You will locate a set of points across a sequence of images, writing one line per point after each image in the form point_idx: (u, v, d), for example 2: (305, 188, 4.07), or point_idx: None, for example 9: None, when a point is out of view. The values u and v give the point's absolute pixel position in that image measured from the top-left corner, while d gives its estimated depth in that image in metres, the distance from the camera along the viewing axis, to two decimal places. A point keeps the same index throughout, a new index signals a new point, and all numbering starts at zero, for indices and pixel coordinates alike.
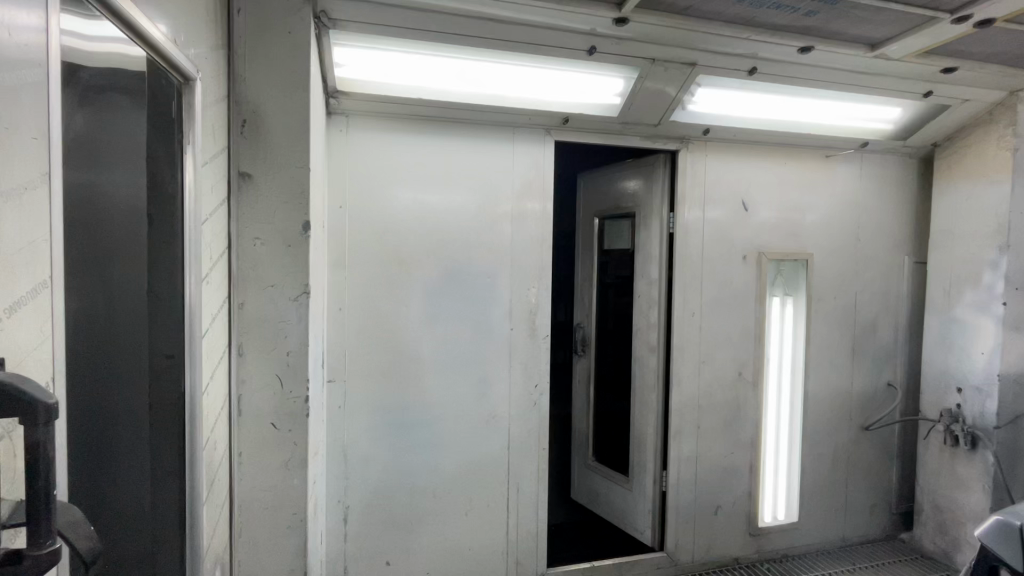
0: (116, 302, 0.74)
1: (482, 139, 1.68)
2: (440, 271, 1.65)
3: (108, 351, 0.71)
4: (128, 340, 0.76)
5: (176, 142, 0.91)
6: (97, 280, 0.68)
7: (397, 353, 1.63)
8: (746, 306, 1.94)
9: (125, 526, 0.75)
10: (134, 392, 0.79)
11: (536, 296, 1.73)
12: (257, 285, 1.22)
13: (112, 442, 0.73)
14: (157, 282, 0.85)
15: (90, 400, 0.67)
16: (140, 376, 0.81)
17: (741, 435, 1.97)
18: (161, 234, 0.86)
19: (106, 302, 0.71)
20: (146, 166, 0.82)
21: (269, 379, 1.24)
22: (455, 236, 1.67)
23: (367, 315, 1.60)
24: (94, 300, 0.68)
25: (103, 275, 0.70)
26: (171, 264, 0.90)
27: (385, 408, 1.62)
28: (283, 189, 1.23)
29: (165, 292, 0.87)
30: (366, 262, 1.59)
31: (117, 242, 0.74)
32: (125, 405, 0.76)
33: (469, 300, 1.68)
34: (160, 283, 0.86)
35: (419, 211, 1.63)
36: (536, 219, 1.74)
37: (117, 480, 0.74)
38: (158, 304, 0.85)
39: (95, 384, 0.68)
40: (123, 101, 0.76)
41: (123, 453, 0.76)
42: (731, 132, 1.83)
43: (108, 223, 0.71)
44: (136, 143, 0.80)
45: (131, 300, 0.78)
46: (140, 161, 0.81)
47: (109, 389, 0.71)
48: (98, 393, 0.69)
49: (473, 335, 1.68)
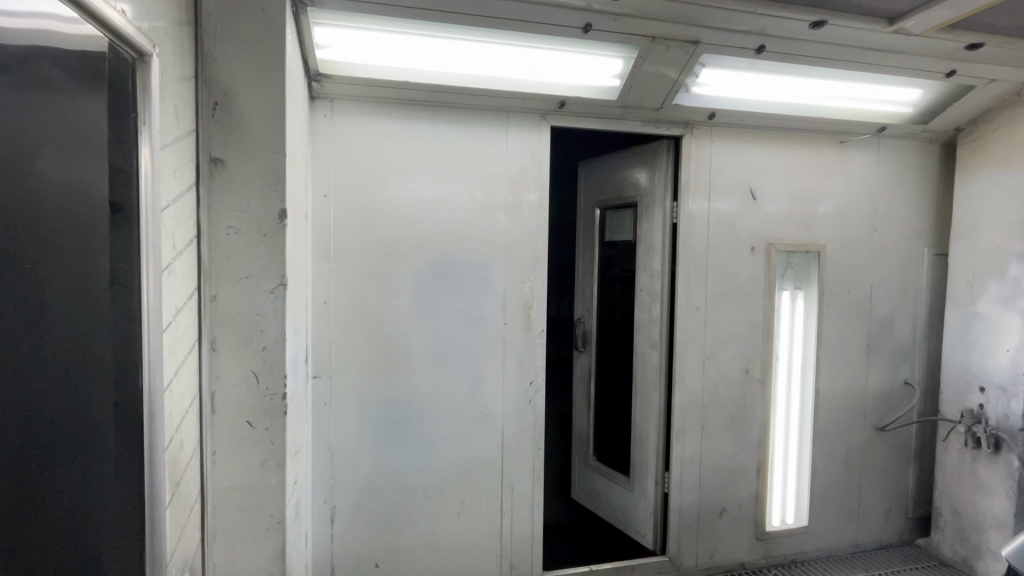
0: (60, 295, 0.67)
1: (474, 125, 1.60)
2: (430, 263, 1.58)
3: (52, 347, 0.65)
4: (81, 335, 0.71)
5: (131, 121, 0.84)
6: (33, 270, 0.62)
7: (385, 348, 1.56)
8: (754, 299, 1.84)
9: (77, 534, 0.70)
10: (96, 389, 0.74)
11: (531, 290, 1.66)
12: (230, 277, 1.16)
13: (61, 446, 0.67)
14: (116, 272, 0.79)
15: (28, 401, 0.61)
16: (103, 372, 0.76)
17: (748, 435, 1.88)
18: (121, 223, 0.80)
19: (48, 294, 0.65)
20: (100, 148, 0.75)
21: (245, 376, 1.18)
22: (446, 227, 1.59)
23: (353, 309, 1.54)
24: (35, 291, 0.62)
25: (44, 264, 0.64)
26: (135, 254, 0.84)
27: (374, 406, 1.56)
28: (258, 176, 1.16)
29: (124, 283, 0.81)
30: (352, 253, 1.53)
31: (60, 230, 0.67)
32: (82, 404, 0.71)
33: (461, 294, 1.61)
34: (123, 275, 0.81)
35: (407, 202, 1.56)
36: (531, 209, 1.65)
37: (70, 486, 0.68)
38: (116, 297, 0.79)
39: (34, 384, 0.62)
40: (68, 82, 0.69)
41: (78, 455, 0.71)
42: (738, 115, 1.73)
43: (48, 208, 0.65)
44: (87, 126, 0.73)
45: (88, 293, 0.72)
46: (93, 142, 0.74)
47: (54, 389, 0.65)
48: (38, 395, 0.62)
49: (465, 331, 1.62)
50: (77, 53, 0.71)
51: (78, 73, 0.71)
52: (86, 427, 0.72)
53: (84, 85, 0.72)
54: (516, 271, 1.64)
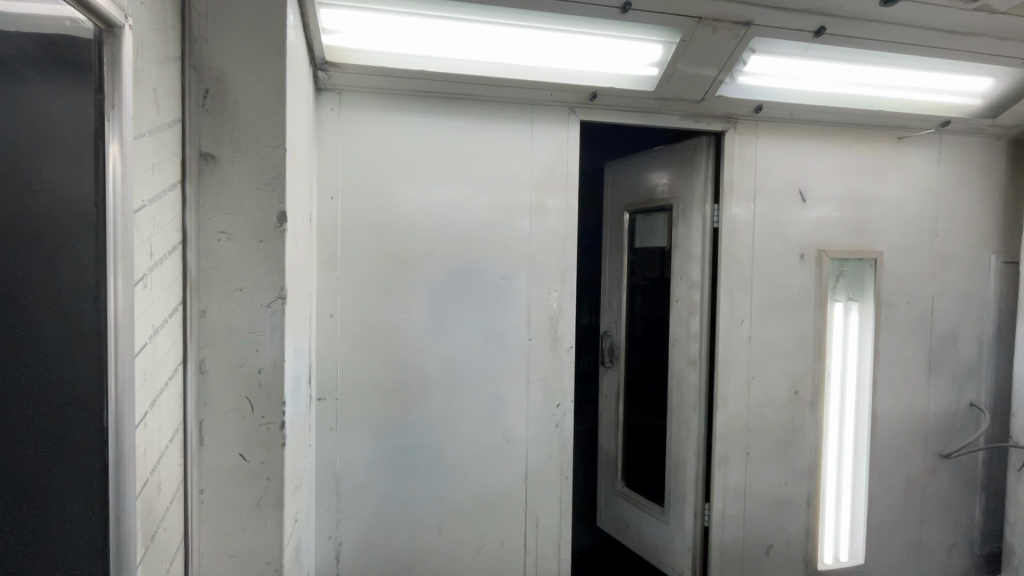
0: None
1: (495, 119, 1.44)
2: (446, 273, 1.43)
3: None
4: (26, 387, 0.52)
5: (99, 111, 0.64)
6: None
7: (397, 367, 1.41)
8: (804, 312, 1.66)
9: None
10: (57, 448, 0.57)
11: (557, 302, 1.49)
12: (222, 289, 1.02)
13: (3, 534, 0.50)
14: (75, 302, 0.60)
15: None
16: (85, 413, 0.62)
17: (797, 462, 1.69)
18: (86, 239, 0.62)
19: None
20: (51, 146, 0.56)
21: (237, 402, 1.03)
22: (464, 232, 1.44)
23: (361, 323, 1.39)
24: None
25: None
26: (103, 274, 0.65)
27: (384, 431, 1.41)
28: (255, 173, 1.02)
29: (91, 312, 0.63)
30: (361, 262, 1.38)
31: None
32: (57, 460, 0.57)
33: (480, 307, 1.45)
34: (84, 305, 0.62)
35: (421, 205, 1.41)
36: (558, 212, 1.49)
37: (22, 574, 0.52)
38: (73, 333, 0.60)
39: None
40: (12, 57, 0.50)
41: (50, 523, 0.56)
42: (788, 108, 1.56)
43: None
44: (36, 117, 0.54)
45: (54, 319, 0.56)
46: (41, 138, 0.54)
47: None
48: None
49: (485, 349, 1.46)
50: (46, 20, 0.55)
51: (48, 46, 0.56)
52: (59, 488, 0.57)
53: (41, 65, 0.55)
54: (543, 281, 1.48)
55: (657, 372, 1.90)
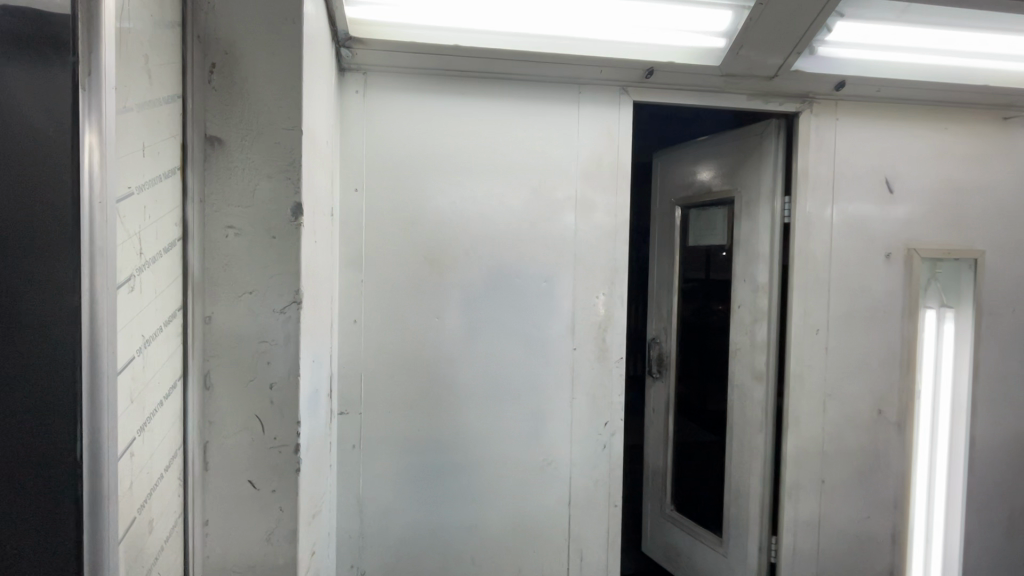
0: None
1: (537, 101, 1.28)
2: (480, 274, 1.28)
3: None
4: None
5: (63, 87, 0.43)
6: None
7: (426, 378, 1.27)
8: (890, 320, 1.44)
9: None
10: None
11: (605, 307, 1.32)
12: (229, 292, 0.89)
13: None
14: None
15: None
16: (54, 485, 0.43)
17: (881, 492, 1.47)
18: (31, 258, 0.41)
19: None
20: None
21: (246, 421, 0.90)
22: (500, 228, 1.28)
23: (387, 330, 1.25)
24: None
25: None
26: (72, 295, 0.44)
27: (411, 450, 1.26)
28: (268, 161, 0.89)
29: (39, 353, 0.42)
30: (386, 262, 1.24)
31: None
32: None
33: (518, 313, 1.29)
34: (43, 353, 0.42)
35: (453, 198, 1.26)
36: (607, 205, 1.31)
37: None
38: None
39: None
40: None
41: None
42: (875, 85, 1.34)
43: None
44: None
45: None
46: None
47: None
48: None
49: (524, 360, 1.30)
50: None
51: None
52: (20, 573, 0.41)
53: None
54: (589, 283, 1.31)
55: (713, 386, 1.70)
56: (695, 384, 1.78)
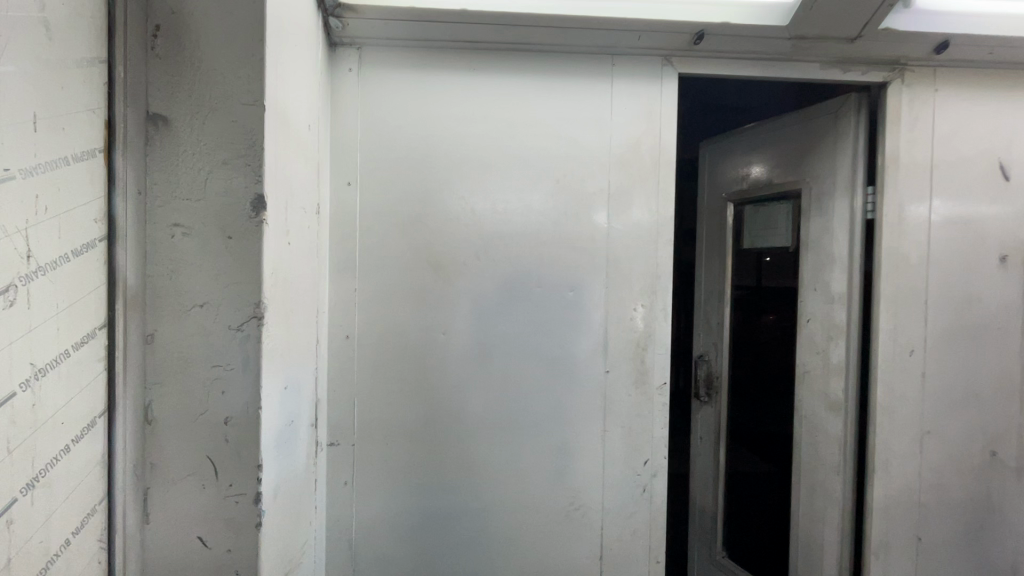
0: None
1: (562, 77, 1.08)
2: (493, 281, 1.08)
3: None
4: None
5: None
6: None
7: (430, 405, 1.08)
8: (1006, 339, 1.15)
9: None
10: None
11: (643, 322, 1.09)
12: (175, 305, 0.72)
13: None
14: None
15: None
16: None
17: (994, 555, 1.18)
18: None
19: None
20: None
21: (195, 464, 0.73)
22: (517, 228, 1.08)
23: (385, 347, 1.07)
24: None
25: None
26: None
27: (412, 489, 1.07)
28: (223, 142, 0.72)
29: None
30: (384, 266, 1.06)
31: None
32: None
33: (539, 328, 1.09)
34: None
35: (461, 192, 1.07)
36: (645, 200, 1.09)
37: None
38: None
39: None
40: None
41: None
42: (988, 46, 1.07)
43: None
44: None
45: None
46: None
47: None
48: None
49: (546, 384, 1.09)
50: None
51: None
52: None
53: None
54: (625, 294, 1.09)
55: (774, 413, 1.44)
56: (751, 410, 1.52)
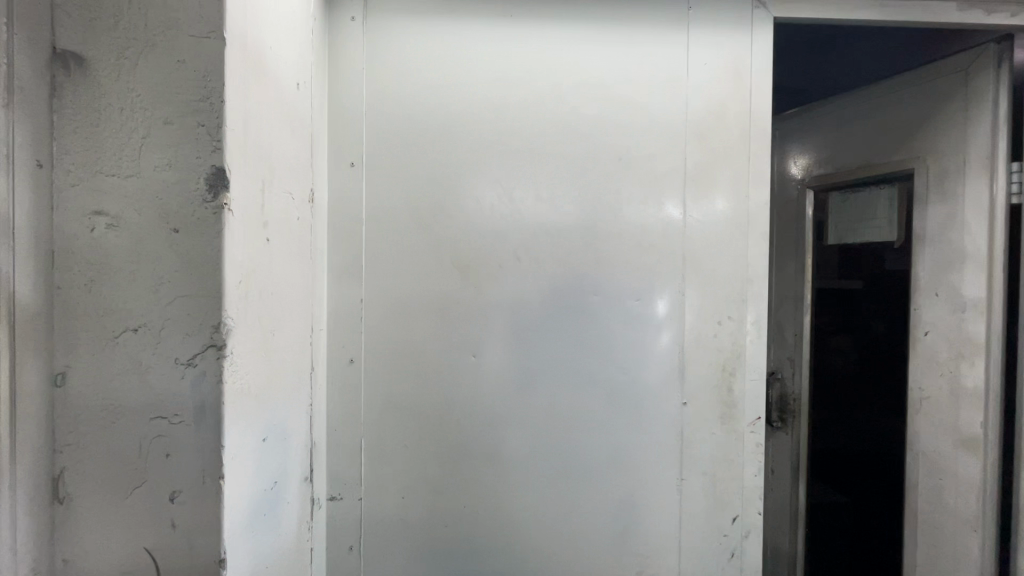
0: None
1: (624, 26, 0.84)
2: (535, 289, 0.84)
3: None
4: None
5: None
6: None
7: (456, 445, 0.84)
8: None
9: None
10: None
11: (729, 340, 0.85)
12: (99, 329, 0.50)
13: None
14: None
15: None
16: None
17: None
18: None
19: None
20: None
21: (128, 560, 0.50)
22: (565, 220, 0.84)
23: (399, 375, 0.83)
24: None
25: None
26: None
27: (435, 556, 0.84)
28: (167, 94, 0.50)
29: None
30: (398, 271, 0.83)
31: None
32: None
33: (596, 349, 0.85)
34: None
35: (494, 175, 0.84)
36: (731, 182, 0.85)
37: None
38: None
39: None
40: None
41: None
42: None
43: None
44: None
45: None
46: None
47: None
48: None
49: (606, 420, 0.85)
50: None
51: None
52: None
53: None
54: (707, 303, 0.85)
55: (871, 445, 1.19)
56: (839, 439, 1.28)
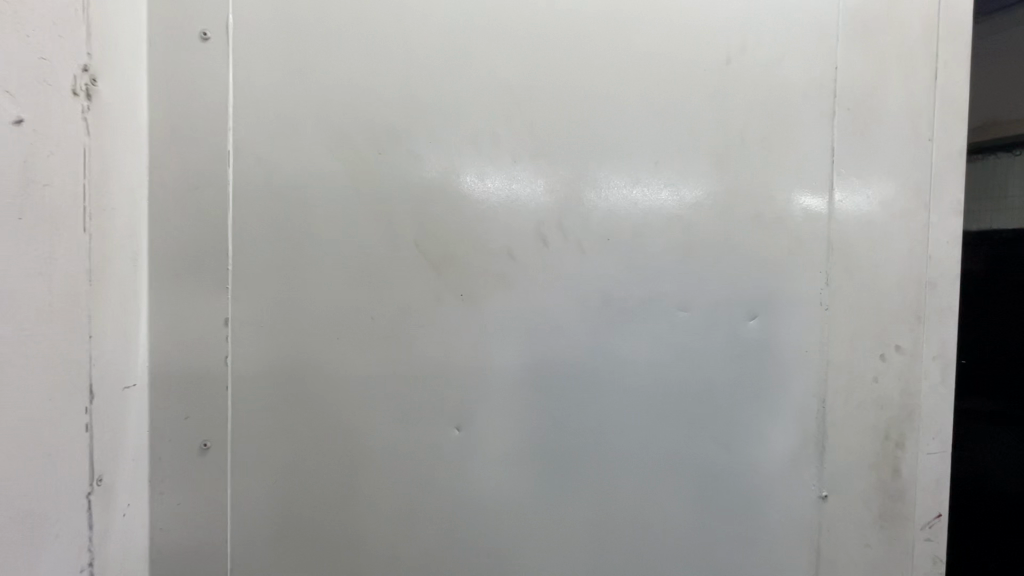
0: None
1: None
2: (577, 304, 0.45)
3: None
4: None
5: None
6: None
7: (421, 542, 0.44)
8: None
9: None
10: None
11: (898, 387, 0.50)
12: None
13: None
14: None
15: None
16: None
17: None
18: None
19: None
20: None
21: None
22: (626, 171, 0.46)
23: (315, 471, 0.43)
24: None
25: None
26: None
27: None
28: None
29: None
30: (308, 265, 0.42)
31: None
32: None
33: (682, 408, 0.47)
34: None
35: (496, 79, 0.44)
36: (906, 116, 0.49)
37: None
38: None
39: None
40: None
41: None
42: None
43: None
44: None
45: None
46: None
47: None
48: None
49: (684, 495, 0.48)
50: None
51: None
52: None
53: None
54: (863, 323, 0.49)
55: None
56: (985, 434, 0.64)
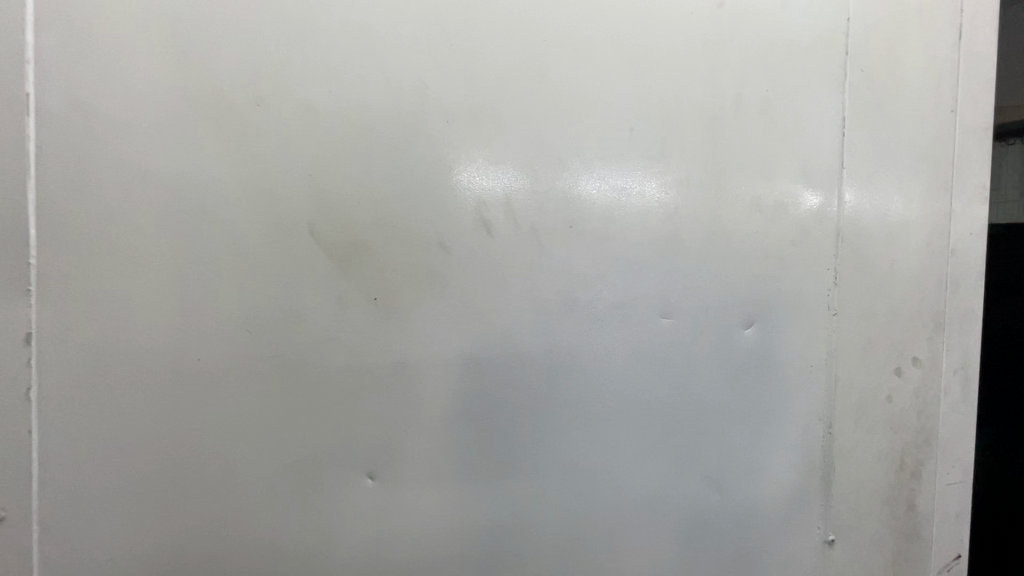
0: None
1: None
2: (531, 312, 0.35)
3: None
4: None
5: None
6: None
7: None
8: None
9: None
10: None
11: (914, 406, 0.41)
12: None
13: None
14: None
15: None
16: None
17: None
18: None
19: None
20: None
21: None
22: (593, 139, 0.36)
23: (185, 532, 0.33)
24: None
25: None
26: None
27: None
28: None
29: None
30: (168, 263, 0.32)
31: None
32: None
33: (664, 437, 0.38)
34: None
35: (422, 14, 0.33)
36: (927, 82, 0.40)
37: None
38: None
39: None
40: None
41: None
42: None
43: None
44: None
45: None
46: None
47: None
48: None
49: (668, 543, 0.39)
50: None
51: None
52: None
53: None
54: (876, 332, 0.40)
55: None
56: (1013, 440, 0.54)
